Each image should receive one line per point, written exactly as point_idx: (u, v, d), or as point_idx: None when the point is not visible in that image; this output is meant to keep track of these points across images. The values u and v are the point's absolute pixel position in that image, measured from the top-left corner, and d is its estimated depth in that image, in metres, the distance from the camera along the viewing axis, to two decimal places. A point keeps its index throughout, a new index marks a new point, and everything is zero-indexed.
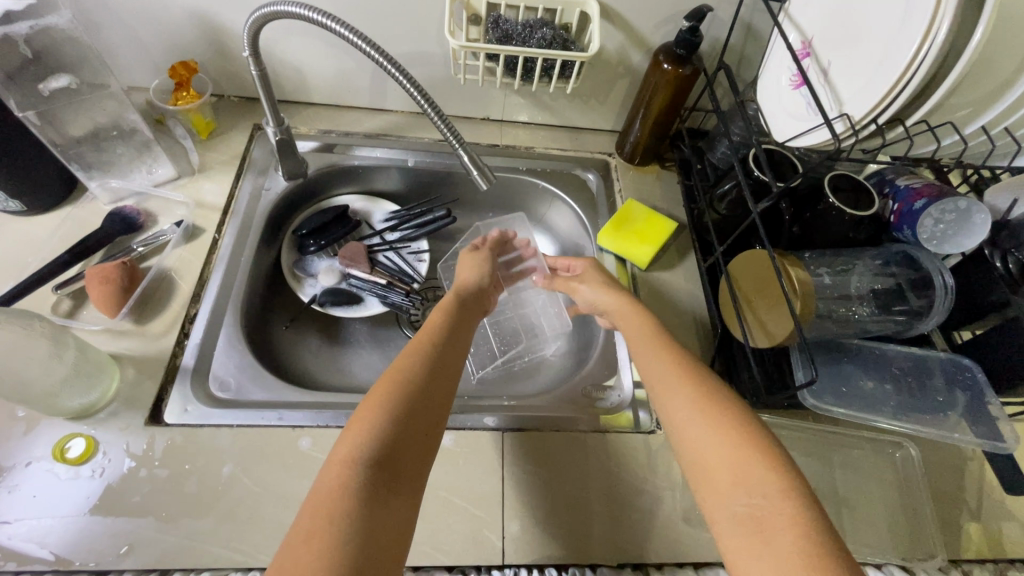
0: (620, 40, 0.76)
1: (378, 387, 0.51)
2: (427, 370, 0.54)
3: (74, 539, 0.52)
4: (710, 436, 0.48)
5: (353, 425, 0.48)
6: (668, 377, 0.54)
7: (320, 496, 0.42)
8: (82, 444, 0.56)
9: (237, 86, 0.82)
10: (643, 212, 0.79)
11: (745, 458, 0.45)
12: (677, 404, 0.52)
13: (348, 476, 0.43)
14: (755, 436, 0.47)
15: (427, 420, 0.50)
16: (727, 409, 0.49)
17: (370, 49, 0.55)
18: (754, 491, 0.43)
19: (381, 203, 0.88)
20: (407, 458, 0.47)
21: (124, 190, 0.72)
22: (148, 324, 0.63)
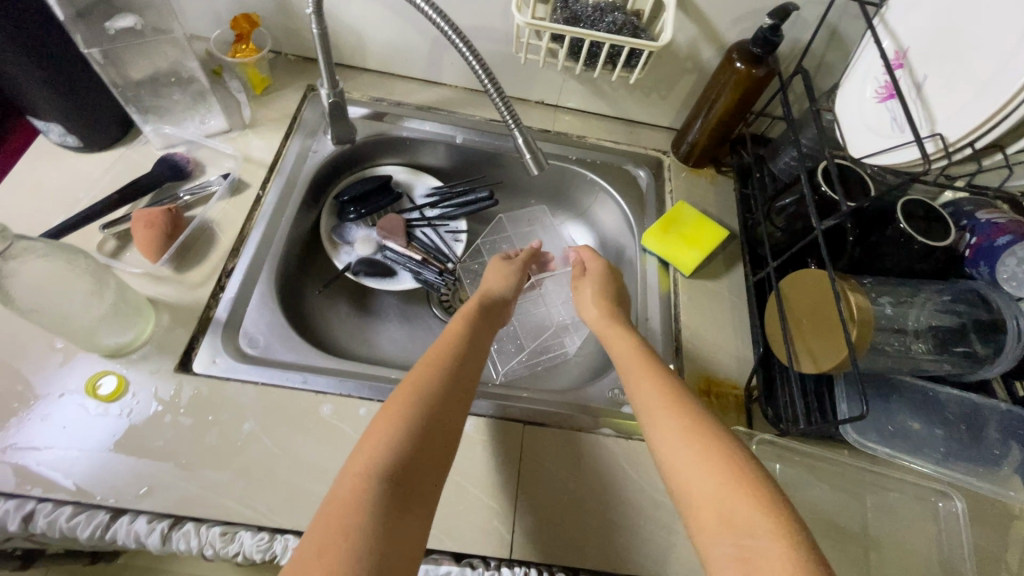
0: (692, 34, 0.72)
1: (393, 398, 0.52)
2: (441, 381, 0.54)
3: (97, 473, 0.53)
4: (698, 466, 0.45)
5: (368, 438, 0.48)
6: (656, 406, 0.52)
7: (333, 507, 0.43)
8: (113, 382, 0.57)
9: (295, 45, 0.81)
10: (694, 215, 0.76)
11: (736, 493, 0.42)
12: (667, 428, 0.50)
13: (361, 488, 0.44)
14: (748, 470, 0.44)
15: (439, 431, 0.50)
16: (724, 439, 0.47)
17: (434, 16, 0.54)
18: (745, 530, 0.40)
19: (423, 177, 0.87)
20: (419, 471, 0.47)
21: (176, 138, 0.72)
22: (186, 273, 0.64)
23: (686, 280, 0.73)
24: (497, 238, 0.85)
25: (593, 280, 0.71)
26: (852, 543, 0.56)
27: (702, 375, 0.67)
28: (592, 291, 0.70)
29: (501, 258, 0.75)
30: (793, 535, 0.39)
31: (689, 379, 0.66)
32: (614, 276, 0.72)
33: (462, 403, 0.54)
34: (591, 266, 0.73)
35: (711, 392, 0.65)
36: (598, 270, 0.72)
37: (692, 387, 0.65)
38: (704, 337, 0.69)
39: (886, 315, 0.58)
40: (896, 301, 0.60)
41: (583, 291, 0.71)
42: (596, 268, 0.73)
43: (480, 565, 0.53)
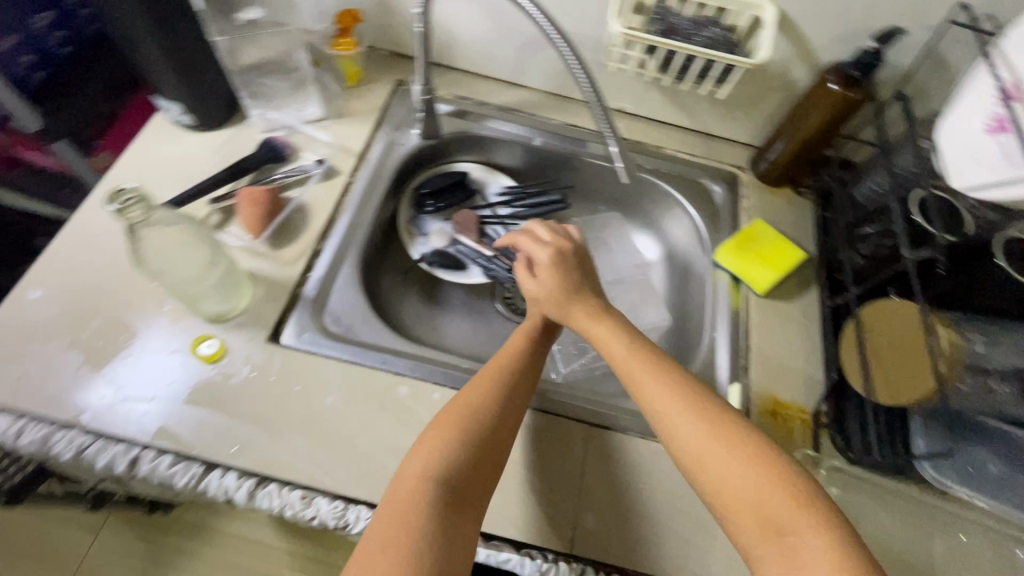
0: (787, 52, 0.72)
1: (447, 407, 0.54)
2: (499, 392, 0.55)
3: (198, 427, 0.58)
4: (734, 471, 0.44)
5: (423, 442, 0.51)
6: (672, 407, 0.49)
7: (393, 505, 0.46)
8: (213, 346, 0.62)
9: (390, 40, 0.85)
10: (774, 236, 0.76)
11: (773, 494, 0.42)
12: (683, 423, 0.48)
13: (420, 491, 0.46)
14: (781, 467, 0.44)
15: (494, 439, 0.52)
16: (751, 434, 0.46)
17: (557, 38, 0.60)
18: (788, 534, 0.41)
19: (497, 175, 0.89)
20: (472, 480, 0.49)
21: (277, 123, 0.76)
22: (280, 251, 0.68)
23: (757, 298, 0.73)
24: (567, 240, 0.87)
25: (546, 274, 0.64)
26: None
27: (770, 396, 0.66)
28: (551, 284, 0.63)
29: (520, 265, 0.68)
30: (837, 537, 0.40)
31: (756, 399, 0.66)
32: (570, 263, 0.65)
33: (517, 416, 0.55)
34: (536, 254, 0.66)
35: (778, 413, 0.65)
36: (546, 257, 0.64)
37: (758, 407, 0.65)
38: (772, 357, 0.69)
39: (977, 352, 0.56)
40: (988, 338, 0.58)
41: (541, 284, 0.64)
42: (541, 257, 0.65)
43: (539, 558, 0.54)
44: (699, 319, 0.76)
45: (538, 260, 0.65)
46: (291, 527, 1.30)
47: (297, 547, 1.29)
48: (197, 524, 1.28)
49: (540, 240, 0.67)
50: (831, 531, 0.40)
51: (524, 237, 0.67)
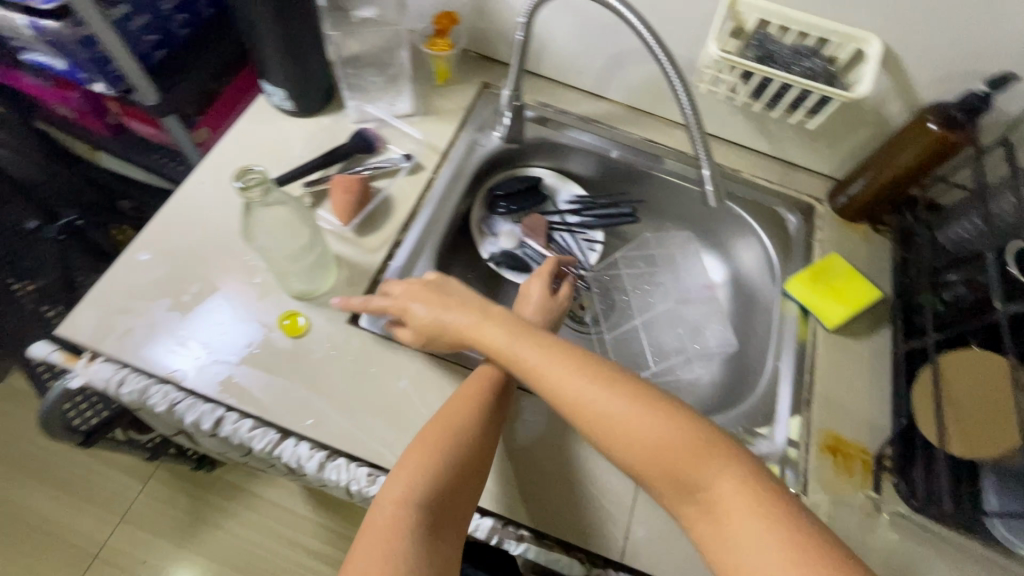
0: (885, 87, 0.70)
1: (426, 429, 0.55)
2: (475, 410, 0.56)
3: (279, 396, 0.62)
4: (648, 439, 0.47)
5: (401, 466, 0.52)
6: (577, 393, 0.50)
7: (378, 531, 0.48)
8: (300, 321, 0.66)
9: (481, 44, 0.87)
10: (847, 270, 0.75)
11: (680, 451, 0.46)
12: (586, 399, 0.49)
13: (400, 518, 0.48)
14: (683, 421, 0.47)
15: (473, 460, 0.54)
16: (649, 393, 0.49)
17: (660, 55, 0.58)
18: (703, 482, 0.45)
19: (569, 184, 0.90)
20: (451, 500, 0.51)
21: (370, 115, 0.80)
22: (364, 238, 0.71)
23: (826, 333, 0.72)
24: (635, 253, 0.89)
25: (419, 309, 0.61)
26: None
27: (833, 433, 0.66)
28: (430, 327, 0.60)
29: (394, 326, 0.64)
30: (745, 475, 0.44)
31: (817, 434, 0.65)
32: (437, 286, 0.62)
33: (495, 433, 0.57)
34: (397, 308, 0.62)
35: (839, 452, 0.64)
36: (408, 302, 0.61)
37: (818, 442, 0.65)
38: (838, 394, 0.68)
39: None
40: None
41: (419, 327, 0.61)
42: (404, 304, 0.61)
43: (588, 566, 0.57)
44: (763, 347, 0.77)
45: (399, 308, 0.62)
46: (323, 501, 1.35)
47: (328, 521, 1.33)
48: (237, 487, 1.34)
49: (394, 294, 0.63)
50: (738, 469, 0.45)
51: (372, 302, 0.63)
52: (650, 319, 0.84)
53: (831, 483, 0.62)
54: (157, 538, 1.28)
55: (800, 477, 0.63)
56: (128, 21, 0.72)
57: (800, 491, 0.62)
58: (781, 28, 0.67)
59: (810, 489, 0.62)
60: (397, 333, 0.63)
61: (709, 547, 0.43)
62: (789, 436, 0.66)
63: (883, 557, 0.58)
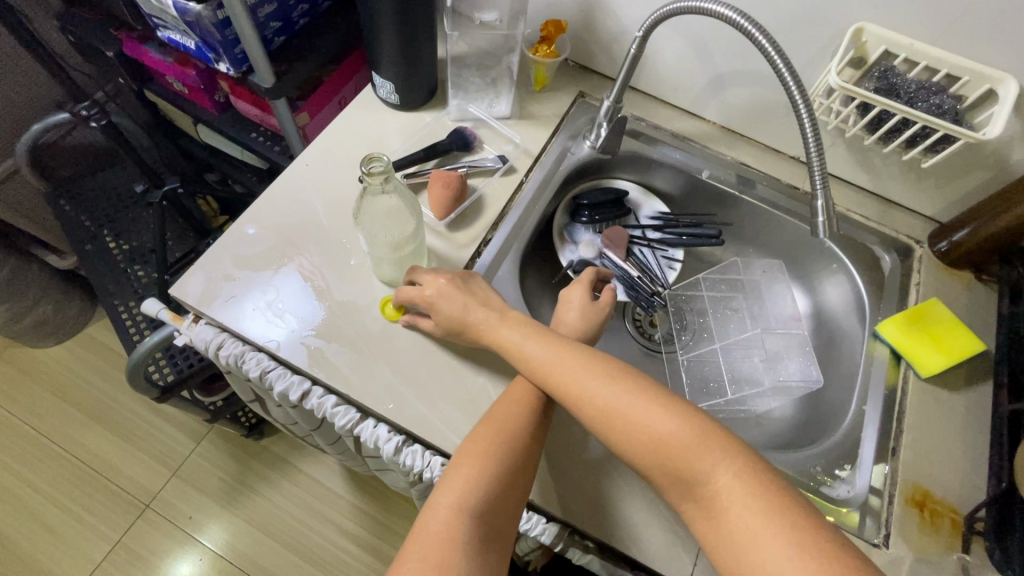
0: (1012, 131, 0.67)
1: (479, 431, 0.55)
2: (517, 417, 0.57)
3: (363, 376, 0.63)
4: (657, 436, 0.49)
5: (454, 471, 0.52)
6: (592, 393, 0.53)
7: (433, 538, 0.48)
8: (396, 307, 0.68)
9: (581, 54, 0.88)
10: (947, 317, 0.71)
11: (680, 445, 0.48)
12: (592, 396, 0.52)
13: (454, 525, 0.49)
14: (683, 417, 0.49)
15: (522, 469, 0.54)
16: (650, 388, 0.52)
17: (791, 84, 0.55)
18: (704, 476, 0.46)
19: (652, 200, 0.90)
20: (500, 507, 0.52)
21: (469, 114, 0.82)
22: (455, 233, 0.73)
23: (919, 381, 0.69)
24: (719, 275, 0.86)
25: (442, 298, 0.61)
26: None
27: (923, 486, 0.62)
28: (455, 323, 0.61)
29: (418, 317, 0.65)
30: (745, 470, 0.46)
31: (904, 486, 0.62)
32: (463, 280, 0.63)
33: (541, 442, 0.57)
34: (422, 300, 0.62)
35: (925, 507, 0.61)
36: (437, 293, 0.62)
37: (904, 494, 0.61)
38: (928, 446, 0.65)
39: None
40: None
41: (442, 317, 0.61)
42: (430, 296, 0.62)
43: None
44: (847, 387, 0.74)
45: (426, 299, 0.62)
46: (361, 485, 1.38)
47: (362, 504, 1.36)
48: (281, 459, 1.39)
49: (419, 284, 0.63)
50: (739, 463, 0.46)
51: (402, 289, 0.64)
52: (729, 345, 0.82)
53: (916, 539, 0.59)
54: (204, 497, 1.34)
55: (882, 527, 0.60)
56: (259, 7, 0.76)
57: (881, 542, 0.59)
58: (907, 61, 0.66)
59: (892, 542, 0.59)
60: (419, 321, 0.65)
61: (713, 541, 0.45)
62: (871, 483, 0.63)
63: None
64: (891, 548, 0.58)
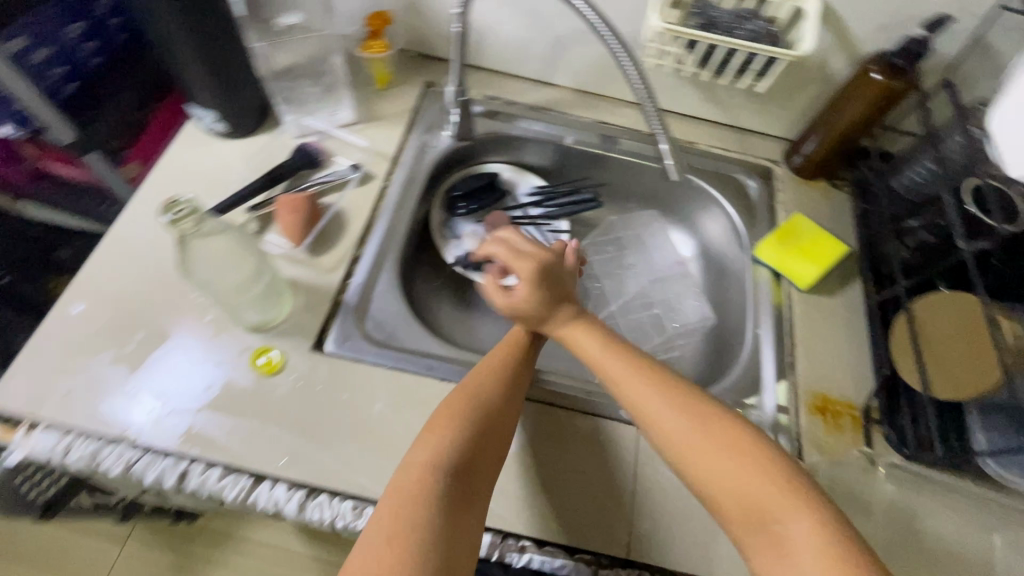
0: (827, 43, 0.71)
1: (452, 396, 0.54)
2: (497, 380, 0.56)
3: (246, 439, 0.57)
4: (729, 471, 0.45)
5: (430, 433, 0.51)
6: (662, 407, 0.49)
7: (401, 496, 0.45)
8: (271, 358, 0.61)
9: (417, 42, 0.84)
10: (812, 229, 0.75)
11: (763, 487, 0.43)
12: (662, 411, 0.49)
13: (427, 482, 0.46)
14: (768, 459, 0.45)
15: (499, 425, 0.53)
16: (735, 427, 0.47)
17: (607, 34, 0.59)
18: (775, 520, 0.42)
19: (527, 176, 0.88)
20: (479, 467, 0.50)
21: (310, 128, 0.75)
22: (319, 257, 0.67)
23: (800, 294, 0.72)
24: (603, 237, 0.88)
25: (569, 275, 0.62)
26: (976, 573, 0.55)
27: (820, 392, 0.65)
28: (544, 306, 0.57)
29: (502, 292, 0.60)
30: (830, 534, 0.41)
31: (805, 397, 0.65)
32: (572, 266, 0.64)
33: (519, 400, 0.56)
34: (518, 269, 0.59)
35: (827, 411, 0.64)
36: (527, 273, 0.58)
37: (807, 403, 0.64)
38: (819, 353, 0.68)
39: None
40: None
41: (522, 277, 0.59)
42: (522, 267, 0.59)
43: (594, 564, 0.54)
44: (740, 314, 0.76)
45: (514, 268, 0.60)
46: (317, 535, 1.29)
47: (324, 553, 1.28)
48: (223, 533, 1.27)
49: (521, 248, 0.61)
50: (823, 524, 0.41)
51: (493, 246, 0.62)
52: (628, 305, 0.84)
53: (825, 444, 0.61)
54: None
55: (795, 442, 0.62)
56: (27, 55, 0.67)
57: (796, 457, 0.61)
58: None
59: (806, 454, 0.61)
60: (489, 283, 0.62)
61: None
62: (778, 403, 0.64)
63: (888, 512, 0.57)
64: (806, 460, 0.60)
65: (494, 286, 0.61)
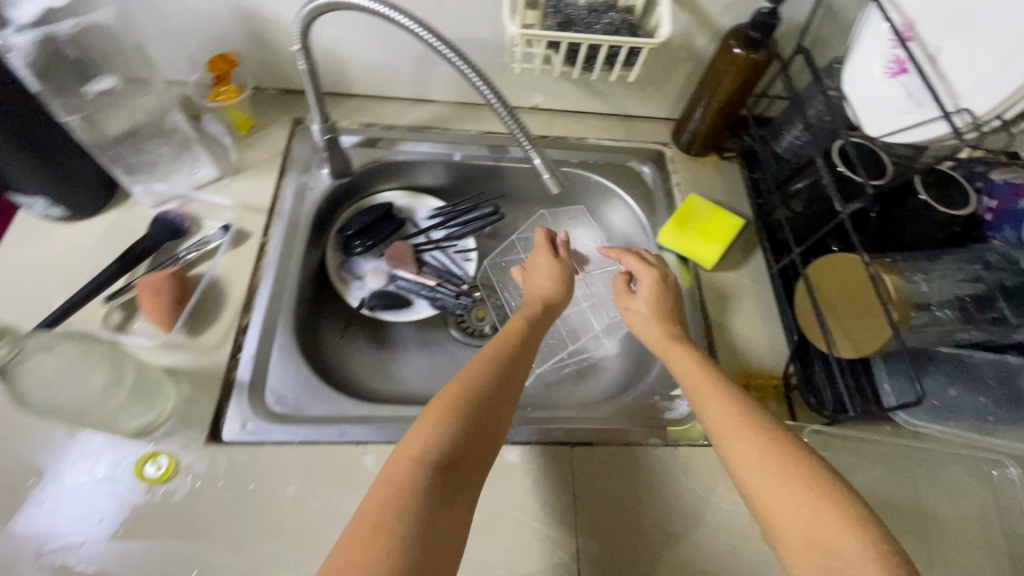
0: (686, 23, 0.71)
1: (447, 388, 0.51)
2: (493, 374, 0.53)
3: (144, 560, 0.50)
4: (789, 495, 0.44)
5: (422, 423, 0.48)
6: (732, 425, 0.50)
7: (388, 489, 0.43)
8: (163, 463, 0.54)
9: (275, 79, 0.78)
10: (708, 207, 0.75)
11: (804, 491, 0.44)
12: (711, 408, 0.52)
13: (415, 478, 0.43)
14: (809, 466, 0.45)
15: (492, 422, 0.50)
16: (802, 457, 0.46)
17: (455, 58, 0.53)
18: (832, 548, 0.40)
19: (423, 198, 0.83)
20: (469, 463, 0.47)
21: (167, 194, 0.68)
22: (200, 336, 0.61)
23: (707, 274, 0.73)
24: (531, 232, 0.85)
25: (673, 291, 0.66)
26: (906, 519, 0.57)
27: (740, 367, 0.66)
28: (647, 306, 0.64)
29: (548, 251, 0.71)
30: (871, 541, 0.40)
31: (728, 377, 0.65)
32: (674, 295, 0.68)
33: (513, 399, 0.54)
34: (642, 276, 0.66)
35: (751, 387, 0.64)
36: (652, 277, 0.65)
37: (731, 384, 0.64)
38: (733, 329, 0.69)
39: (921, 292, 0.58)
40: (926, 275, 0.59)
41: (651, 291, 0.65)
42: (646, 278, 0.65)
43: None
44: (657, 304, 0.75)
45: (642, 279, 0.66)
46: None
47: None
48: None
49: (652, 259, 0.68)
50: (871, 544, 0.40)
51: (628, 256, 0.68)
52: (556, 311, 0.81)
53: None
54: None
55: None
56: None
57: None
58: None
59: None
60: (530, 259, 0.72)
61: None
62: None
63: None
64: None
65: (555, 268, 0.70)
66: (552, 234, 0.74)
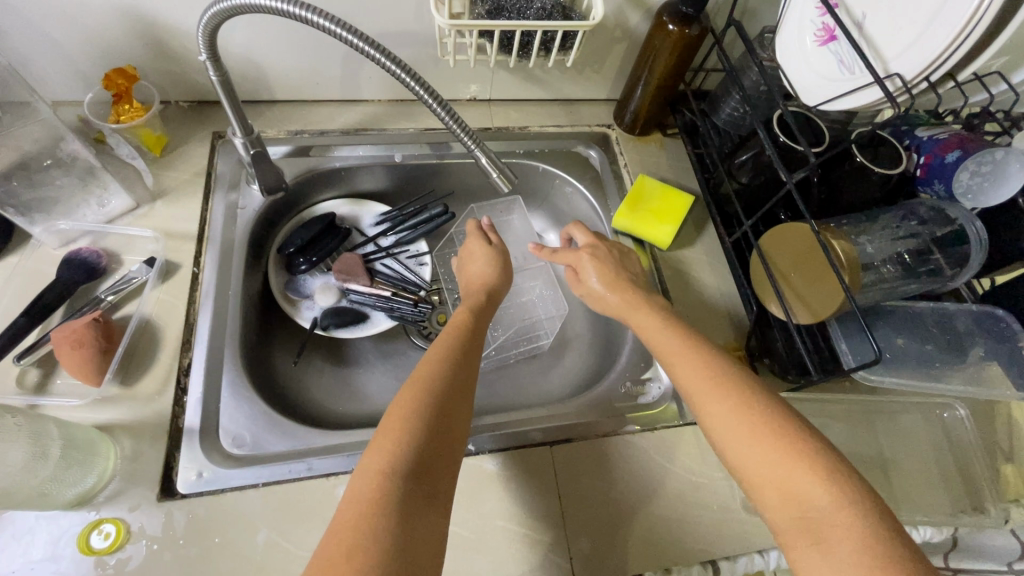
0: (618, 2, 0.69)
1: (404, 391, 0.49)
2: (448, 370, 0.51)
3: None
4: (758, 453, 0.44)
5: (383, 431, 0.45)
6: (701, 389, 0.50)
7: (357, 507, 0.40)
8: (110, 531, 0.49)
9: (185, 90, 0.71)
10: (657, 186, 0.75)
11: (773, 446, 0.44)
12: (684, 375, 0.52)
13: (383, 490, 0.41)
14: (775, 420, 0.45)
15: (454, 418, 0.48)
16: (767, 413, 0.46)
17: (380, 57, 0.48)
18: (805, 501, 0.41)
19: (367, 205, 0.79)
20: (438, 465, 0.44)
21: (74, 231, 0.61)
22: (136, 385, 0.56)
23: (663, 254, 0.73)
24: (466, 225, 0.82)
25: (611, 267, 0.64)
26: (872, 470, 0.59)
27: None
28: (598, 286, 0.63)
29: (479, 239, 0.70)
30: (845, 493, 0.40)
31: None
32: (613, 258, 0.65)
33: (470, 391, 0.51)
34: (580, 264, 0.65)
35: None
36: (590, 263, 0.64)
37: None
38: (694, 306, 0.69)
39: (866, 254, 0.60)
40: (868, 236, 0.62)
41: (592, 279, 0.64)
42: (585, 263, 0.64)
43: None
44: None
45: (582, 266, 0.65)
46: None
47: None
48: None
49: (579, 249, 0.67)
50: (842, 490, 0.41)
51: (560, 254, 0.68)
52: (517, 303, 0.79)
53: None
54: None
55: None
56: None
57: None
58: None
59: None
60: (464, 248, 0.70)
61: (792, 540, 0.41)
62: None
63: None
64: None
65: (488, 254, 0.68)
66: (483, 224, 0.72)
